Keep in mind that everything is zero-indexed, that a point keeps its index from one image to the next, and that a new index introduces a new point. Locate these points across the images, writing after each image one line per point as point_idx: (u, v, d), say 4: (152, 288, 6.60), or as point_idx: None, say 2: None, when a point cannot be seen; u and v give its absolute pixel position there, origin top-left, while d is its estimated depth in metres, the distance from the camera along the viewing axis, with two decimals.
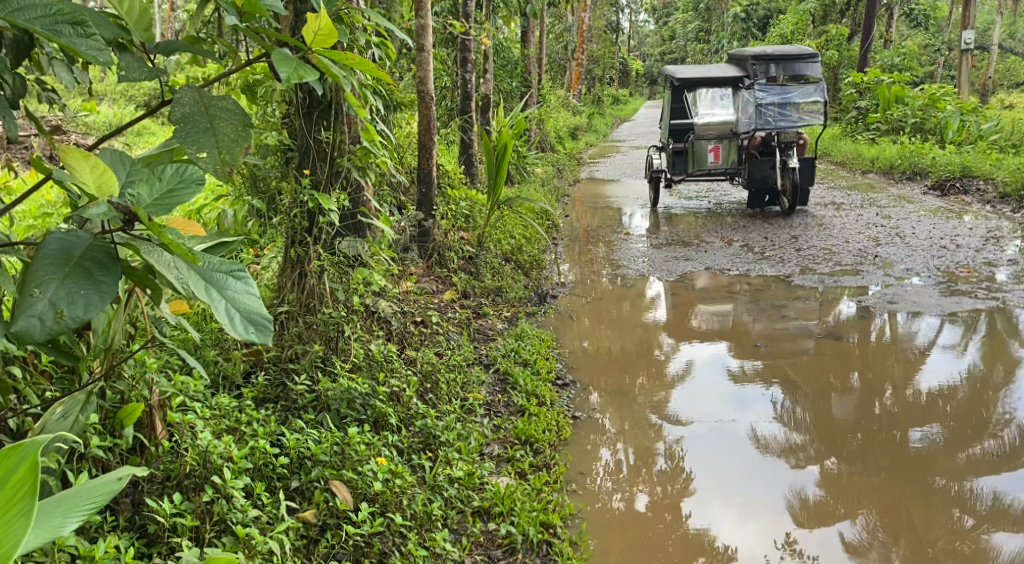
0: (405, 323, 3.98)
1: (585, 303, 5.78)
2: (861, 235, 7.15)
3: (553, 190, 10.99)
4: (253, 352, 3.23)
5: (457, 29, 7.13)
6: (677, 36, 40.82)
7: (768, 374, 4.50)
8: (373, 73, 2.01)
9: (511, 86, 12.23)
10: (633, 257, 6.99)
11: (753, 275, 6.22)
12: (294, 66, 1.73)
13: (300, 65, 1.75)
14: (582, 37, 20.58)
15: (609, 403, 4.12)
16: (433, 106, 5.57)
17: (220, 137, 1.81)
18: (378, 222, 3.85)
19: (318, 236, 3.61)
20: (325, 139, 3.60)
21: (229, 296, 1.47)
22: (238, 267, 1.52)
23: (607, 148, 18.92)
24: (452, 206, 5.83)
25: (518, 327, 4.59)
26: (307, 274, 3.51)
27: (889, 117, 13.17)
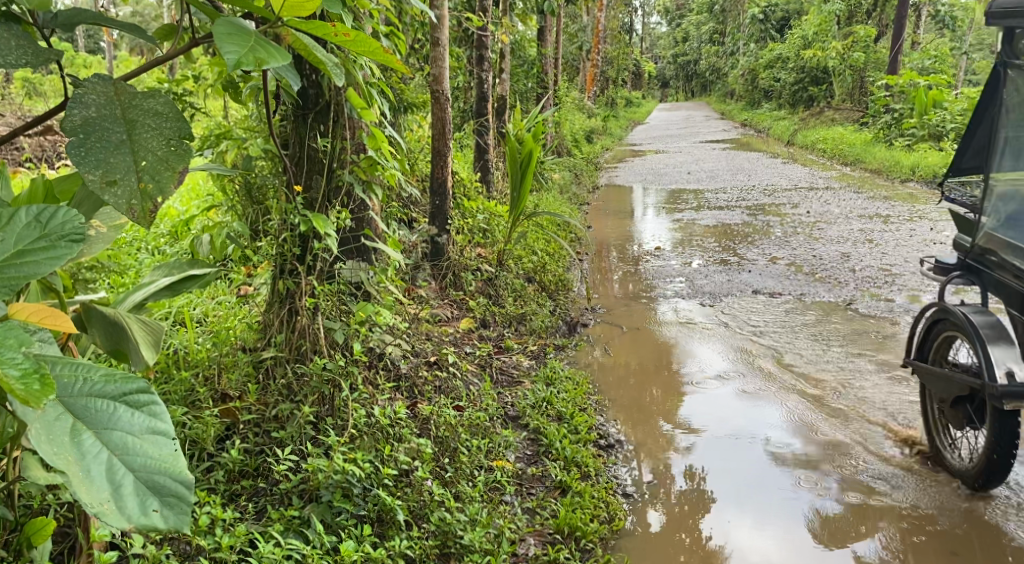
0: (417, 367, 3.35)
1: (620, 331, 4.81)
2: (921, 251, 6.40)
3: (572, 199, 10.35)
4: (229, 412, 2.69)
5: (474, 25, 6.53)
6: (690, 37, 40.19)
7: (814, 389, 3.87)
8: (387, 58, 1.38)
9: (527, 87, 11.64)
10: (671, 274, 6.21)
11: (808, 299, 5.26)
12: (248, 46, 1.10)
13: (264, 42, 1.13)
14: (597, 38, 19.90)
15: (623, 410, 3.71)
16: (449, 109, 4.97)
17: (141, 154, 1.18)
18: (387, 247, 3.23)
19: (314, 266, 3.00)
20: (321, 148, 2.98)
21: (107, 449, 1.07)
22: (142, 398, 1.12)
23: (623, 153, 18.33)
24: (469, 219, 5.32)
25: (548, 366, 3.93)
26: (297, 312, 2.90)
27: (925, 123, 12.67)
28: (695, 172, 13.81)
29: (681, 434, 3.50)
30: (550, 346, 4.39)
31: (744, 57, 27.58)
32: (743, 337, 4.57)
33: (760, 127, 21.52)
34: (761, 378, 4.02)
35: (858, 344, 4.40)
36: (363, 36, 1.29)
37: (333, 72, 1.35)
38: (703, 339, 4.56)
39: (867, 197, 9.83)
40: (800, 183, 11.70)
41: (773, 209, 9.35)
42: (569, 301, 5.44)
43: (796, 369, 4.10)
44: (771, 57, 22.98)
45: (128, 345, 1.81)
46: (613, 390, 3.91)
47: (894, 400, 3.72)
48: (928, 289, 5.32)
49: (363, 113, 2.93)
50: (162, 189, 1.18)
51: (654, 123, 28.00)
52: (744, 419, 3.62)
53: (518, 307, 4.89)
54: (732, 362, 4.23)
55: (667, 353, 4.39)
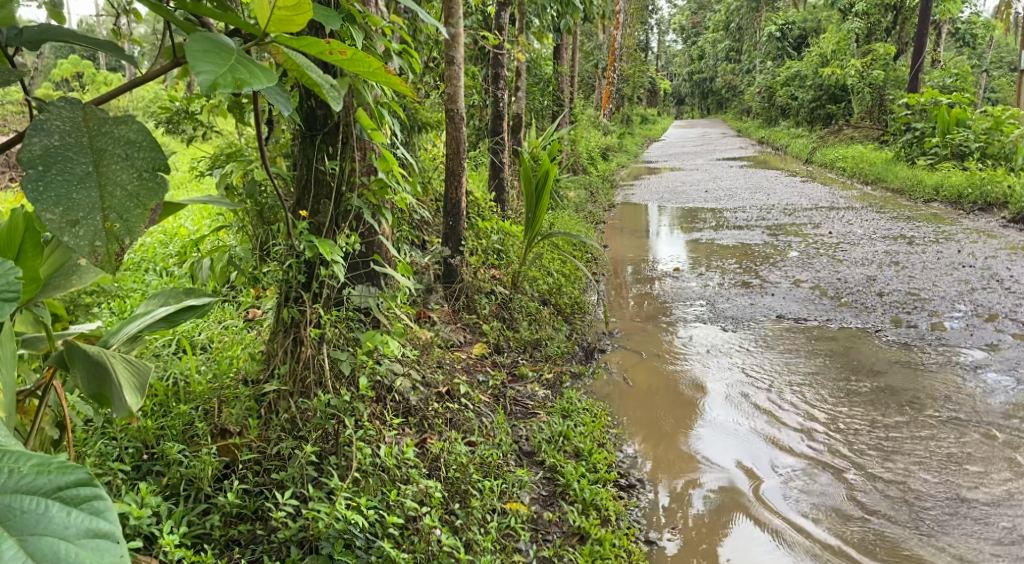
0: (428, 398, 3.20)
1: (639, 358, 4.59)
2: (950, 274, 6.19)
3: (588, 217, 10.20)
4: (228, 449, 2.57)
5: (490, 42, 6.44)
6: (707, 54, 40.10)
7: (842, 420, 3.66)
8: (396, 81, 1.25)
9: (543, 105, 11.53)
10: (691, 297, 6.03)
11: (834, 325, 5.08)
12: (227, 64, 0.98)
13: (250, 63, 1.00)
14: (614, 55, 19.80)
15: (639, 429, 3.61)
16: (463, 128, 4.85)
17: (109, 187, 1.05)
18: (398, 274, 3.09)
19: (320, 293, 2.86)
20: (328, 172, 2.85)
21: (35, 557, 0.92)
22: (85, 494, 0.99)
23: (639, 170, 18.17)
24: (483, 240, 5.26)
25: (565, 396, 3.76)
26: (302, 341, 2.76)
27: (948, 142, 12.45)
28: (713, 190, 13.64)
29: (699, 453, 3.38)
30: (566, 374, 4.22)
31: (761, 74, 27.43)
32: (768, 364, 4.37)
33: (778, 145, 21.32)
34: (787, 406, 3.82)
35: (889, 373, 4.20)
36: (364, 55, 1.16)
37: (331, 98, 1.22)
38: (723, 362, 4.43)
39: (890, 217, 9.63)
40: (821, 202, 11.49)
41: (795, 229, 9.15)
42: (586, 325, 5.26)
43: (824, 398, 3.90)
44: (788, 74, 22.81)
45: (111, 388, 1.69)
46: (629, 410, 3.81)
47: (925, 429, 3.55)
48: (959, 315, 5.12)
49: (372, 135, 2.80)
50: (131, 227, 1.04)
51: (671, 140, 27.86)
52: (768, 447, 3.42)
53: (533, 332, 4.72)
54: (754, 387, 4.06)
55: (688, 380, 4.19)
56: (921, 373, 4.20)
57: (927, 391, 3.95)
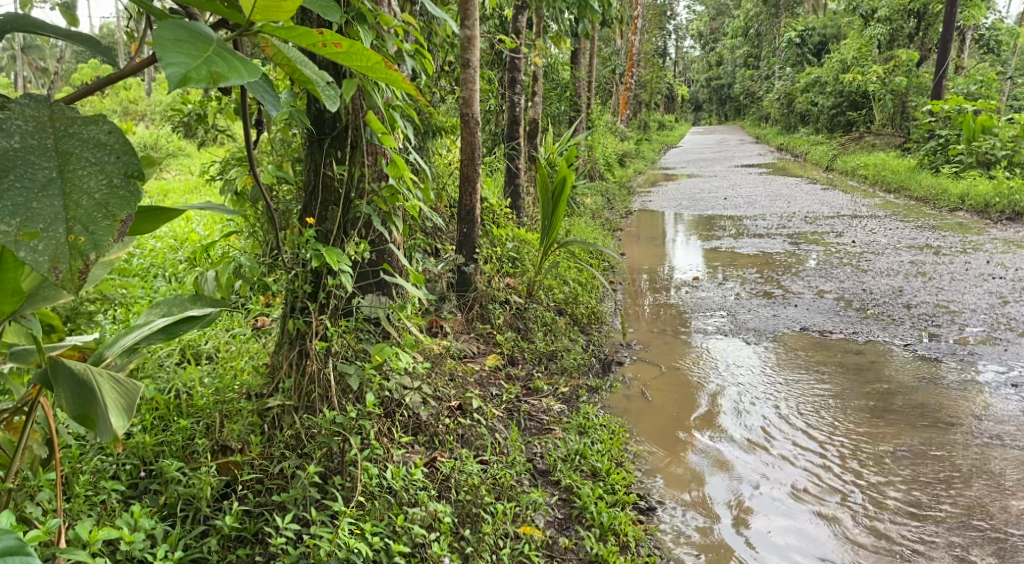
0: (440, 413, 3.08)
1: (659, 372, 4.43)
2: (979, 286, 6.00)
3: (605, 224, 10.05)
4: (230, 466, 2.46)
5: (507, 46, 6.34)
6: (725, 61, 39.83)
7: (870, 442, 3.51)
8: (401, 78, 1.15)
9: (560, 110, 11.41)
10: (710, 307, 5.88)
11: (860, 338, 4.91)
12: (197, 58, 0.94)
13: (229, 57, 0.98)
14: (631, 61, 19.65)
15: (658, 445, 3.48)
16: (479, 133, 4.74)
17: (74, 194, 0.93)
18: (409, 284, 2.98)
19: (327, 305, 2.75)
20: (337, 177, 2.75)
21: None
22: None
23: (656, 177, 17.99)
24: (498, 247, 5.14)
25: (582, 411, 3.64)
26: (308, 354, 2.66)
27: (974, 149, 12.20)
28: (732, 197, 13.45)
29: (721, 474, 3.23)
30: (582, 387, 4.08)
31: (779, 81, 27.18)
32: (792, 381, 4.21)
33: (797, 152, 21.08)
34: (811, 426, 3.66)
35: (919, 391, 4.03)
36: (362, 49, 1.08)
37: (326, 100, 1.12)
38: (744, 378, 4.27)
39: (914, 226, 9.42)
40: (843, 210, 11.29)
41: (816, 237, 8.96)
42: (603, 335, 5.12)
43: (849, 420, 3.74)
44: (808, 81, 22.56)
45: (98, 409, 1.58)
46: (647, 425, 3.67)
47: (958, 453, 3.39)
48: (991, 328, 4.93)
49: (383, 139, 2.70)
50: (97, 242, 0.92)
51: (687, 146, 27.65)
52: (790, 470, 3.28)
53: (548, 343, 4.59)
54: (777, 404, 3.91)
55: (707, 396, 4.03)
56: (952, 391, 4.03)
57: (960, 410, 3.79)
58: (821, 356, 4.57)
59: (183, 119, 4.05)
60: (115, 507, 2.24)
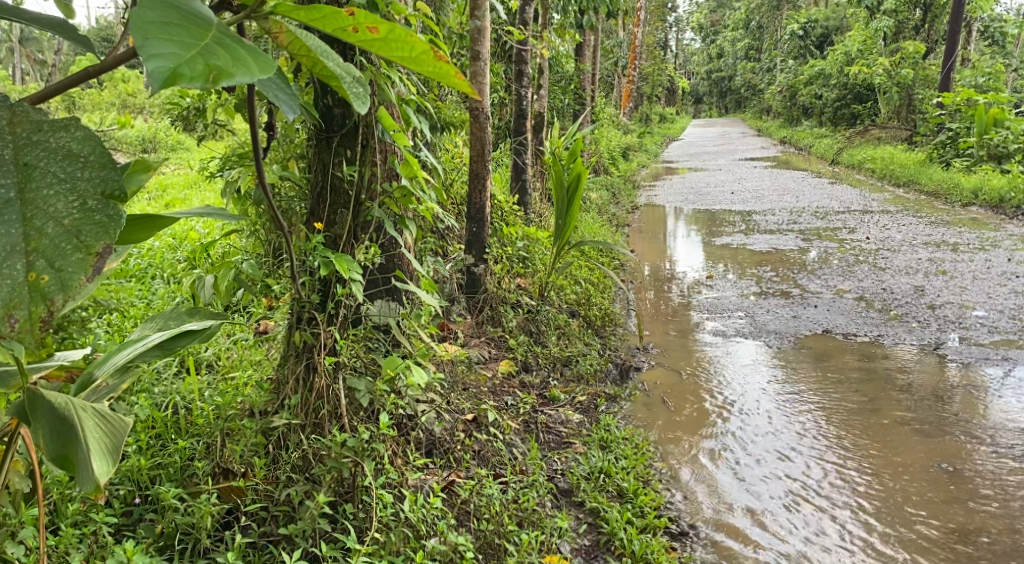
0: (455, 429, 2.90)
1: (678, 378, 4.24)
2: (1004, 285, 5.82)
3: (611, 220, 9.86)
4: (233, 491, 2.29)
5: (515, 38, 6.14)
6: (726, 53, 39.54)
7: (903, 457, 3.33)
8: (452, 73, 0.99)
9: (564, 103, 11.21)
10: (726, 308, 5.69)
11: (886, 341, 4.73)
12: (197, 53, 0.76)
13: (232, 49, 0.80)
14: (634, 53, 19.40)
15: (682, 457, 3.30)
16: (489, 128, 4.55)
17: (37, 220, 0.76)
18: (422, 291, 2.79)
19: (335, 317, 2.55)
20: (347, 179, 2.55)
21: None
22: None
23: (660, 171, 17.79)
24: (508, 246, 4.96)
25: (602, 421, 3.46)
26: (315, 369, 2.47)
27: (986, 142, 11.98)
28: (738, 192, 13.26)
29: (749, 490, 3.06)
30: (601, 396, 3.89)
31: (781, 74, 26.92)
32: (818, 388, 4.02)
33: (801, 145, 20.85)
34: (841, 438, 3.48)
35: (951, 400, 3.85)
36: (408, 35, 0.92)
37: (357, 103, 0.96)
38: (765, 384, 4.09)
39: (928, 222, 9.22)
40: (853, 205, 11.09)
41: (828, 234, 8.77)
42: (617, 338, 4.92)
43: (881, 431, 3.56)
44: (812, 73, 22.32)
45: (77, 450, 1.41)
46: (667, 436, 3.49)
47: (997, 472, 3.21)
48: (1021, 332, 4.74)
49: (397, 137, 2.53)
50: (66, 282, 0.76)
51: (688, 140, 27.45)
52: (821, 485, 3.10)
53: (563, 348, 4.40)
54: (801, 414, 3.72)
55: (729, 404, 3.86)
56: (988, 400, 3.85)
57: (997, 422, 3.62)
58: (842, 362, 4.38)
59: (180, 114, 3.87)
60: (109, 540, 2.06)
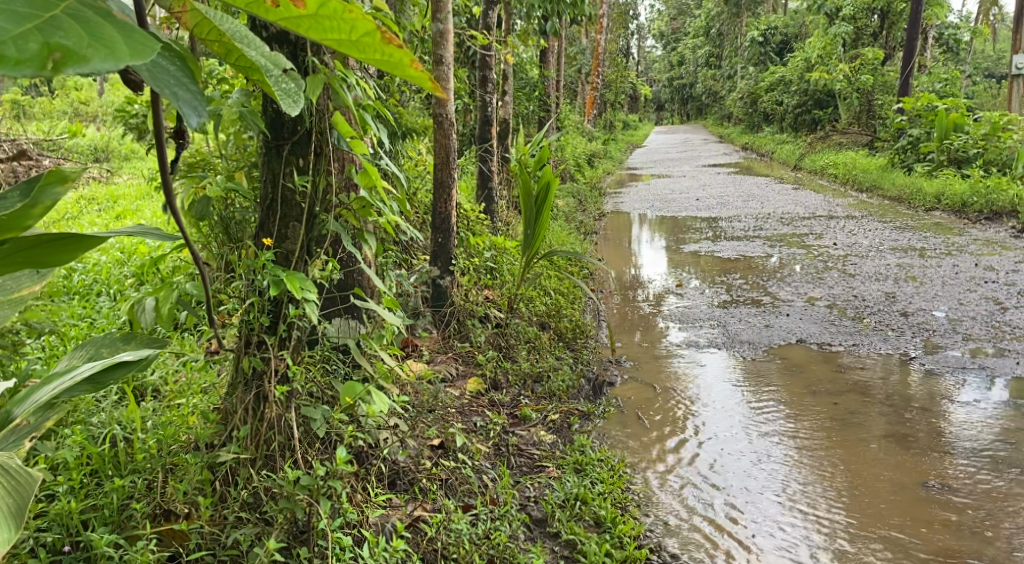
0: (421, 457, 2.72)
1: (651, 393, 4.10)
2: (973, 291, 5.79)
3: (579, 227, 9.73)
4: (174, 537, 2.08)
5: (479, 42, 5.97)
6: (688, 59, 39.83)
7: (885, 475, 3.22)
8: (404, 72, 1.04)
9: (529, 110, 11.07)
10: (699, 318, 5.56)
11: (861, 350, 4.64)
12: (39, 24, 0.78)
13: (93, 26, 0.81)
14: (598, 60, 19.35)
15: (659, 478, 3.15)
16: (454, 135, 4.37)
17: None
18: (383, 310, 2.60)
19: (286, 340, 2.35)
20: (298, 190, 2.35)
21: None
22: None
23: (625, 177, 17.75)
24: (475, 257, 4.78)
25: (576, 442, 3.31)
26: (266, 399, 2.29)
27: (945, 147, 12.11)
28: (704, 198, 13.24)
29: (729, 513, 2.92)
30: (574, 414, 3.73)
31: (741, 81, 27.13)
32: (796, 402, 3.91)
33: (763, 151, 20.98)
34: (821, 456, 3.37)
35: (932, 413, 3.76)
36: (344, 10, 0.98)
37: (292, 102, 0.93)
38: (741, 398, 3.96)
39: (893, 227, 9.24)
40: (818, 211, 11.09)
41: (796, 240, 8.73)
42: (589, 351, 4.75)
43: (861, 446, 3.46)
44: (773, 80, 22.51)
45: None
46: (644, 456, 3.34)
47: (980, 489, 3.12)
48: (995, 338, 4.70)
49: (353, 145, 2.36)
50: None
51: (652, 146, 27.50)
52: (803, 507, 2.98)
53: (533, 363, 4.24)
54: (779, 430, 3.60)
55: (707, 420, 3.73)
56: (968, 411, 3.77)
57: (979, 436, 3.54)
58: (817, 373, 4.28)
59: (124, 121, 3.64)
60: None
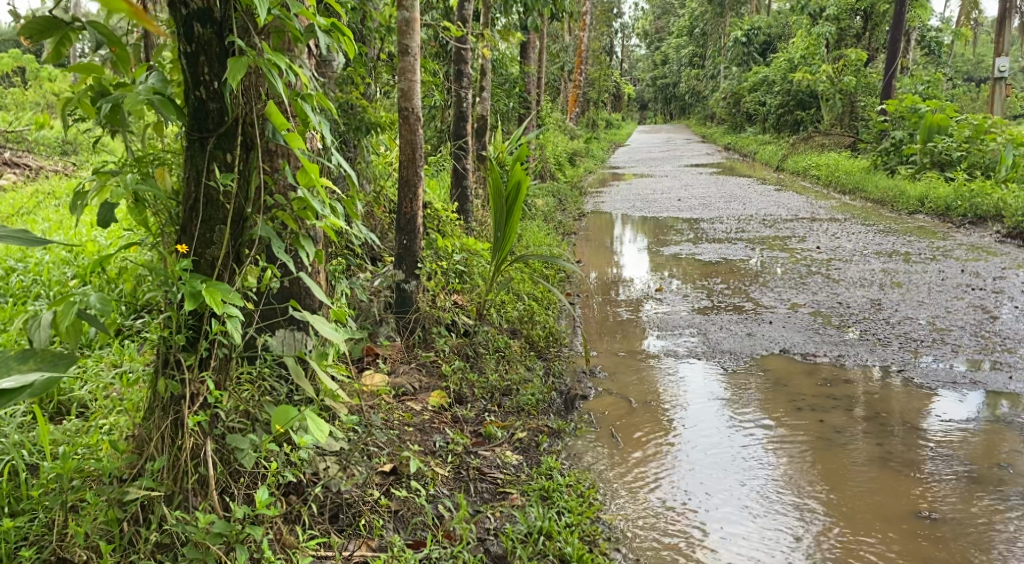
0: (369, 485, 2.46)
1: (625, 407, 3.85)
2: (961, 298, 5.61)
3: (558, 227, 9.48)
4: None
5: (453, 34, 5.68)
6: (670, 59, 39.65)
7: (867, 500, 3.03)
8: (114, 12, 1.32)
9: (508, 107, 10.75)
10: (678, 325, 5.31)
11: (847, 361, 4.42)
12: None
13: None
14: (580, 57, 19.02)
15: (628, 503, 2.93)
16: (420, 130, 4.10)
17: None
18: (321, 323, 2.34)
19: (208, 362, 2.11)
20: (222, 189, 2.15)
21: None
22: None
23: (607, 176, 17.50)
24: (443, 259, 4.52)
25: (543, 464, 3.07)
26: (182, 427, 2.03)
27: (929, 149, 11.97)
28: (686, 198, 13.02)
29: (701, 545, 2.71)
30: (543, 431, 3.49)
31: (724, 81, 26.95)
32: (777, 419, 3.69)
33: (746, 151, 20.84)
34: (800, 478, 3.17)
35: (921, 431, 3.55)
36: None
37: None
38: (719, 415, 3.74)
39: (877, 230, 9.08)
40: (801, 213, 10.90)
41: (778, 243, 8.52)
42: (562, 360, 4.49)
43: (844, 467, 3.26)
44: (756, 80, 22.36)
45: None
46: (611, 477, 3.12)
47: (968, 516, 2.93)
48: (985, 350, 4.50)
49: (288, 138, 2.14)
50: None
51: (634, 145, 27.26)
52: (781, 537, 2.78)
53: (503, 374, 3.97)
54: (758, 451, 3.39)
55: (683, 439, 3.50)
56: (960, 430, 3.57)
57: (972, 458, 3.33)
58: (800, 386, 4.06)
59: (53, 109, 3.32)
60: None
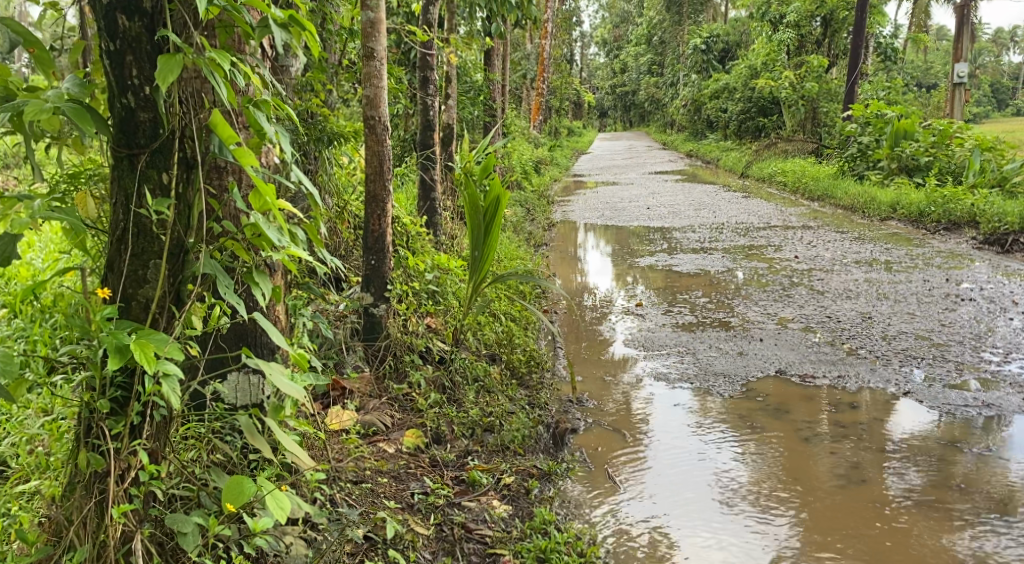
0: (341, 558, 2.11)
1: (616, 441, 3.54)
2: (953, 310, 5.41)
3: (528, 238, 9.13)
4: None
5: (417, 38, 5.29)
6: (630, 67, 39.58)
7: (887, 545, 2.77)
8: None
9: (473, 115, 10.34)
10: (664, 344, 5.00)
11: (849, 383, 4.15)
12: None
13: None
14: (543, 65, 18.63)
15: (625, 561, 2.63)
16: (388, 141, 3.73)
17: None
18: (279, 371, 1.98)
19: (141, 428, 1.76)
20: (156, 219, 1.81)
21: None
22: None
23: (572, 185, 17.15)
24: (416, 280, 4.16)
25: (536, 516, 2.73)
26: (109, 509, 1.69)
27: (897, 154, 11.90)
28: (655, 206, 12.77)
29: None
30: (531, 473, 3.15)
31: (684, 88, 26.86)
32: (780, 450, 3.42)
33: (709, 158, 20.74)
34: (817, 524, 2.89)
35: (938, 463, 3.30)
36: None
37: None
38: (714, 446, 3.45)
39: (853, 238, 8.92)
40: (772, 221, 10.72)
41: (754, 253, 8.29)
42: (546, 388, 4.14)
43: (864, 508, 2.98)
44: (717, 88, 22.26)
45: None
46: (604, 528, 2.82)
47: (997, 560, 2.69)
48: (987, 367, 4.28)
49: (236, 153, 1.77)
50: None
51: (597, 153, 27.01)
52: None
53: (483, 406, 3.62)
54: (757, 488, 3.12)
55: (678, 476, 3.22)
56: (977, 460, 3.32)
57: (1000, 494, 3.07)
58: (802, 412, 3.78)
59: None
60: None
